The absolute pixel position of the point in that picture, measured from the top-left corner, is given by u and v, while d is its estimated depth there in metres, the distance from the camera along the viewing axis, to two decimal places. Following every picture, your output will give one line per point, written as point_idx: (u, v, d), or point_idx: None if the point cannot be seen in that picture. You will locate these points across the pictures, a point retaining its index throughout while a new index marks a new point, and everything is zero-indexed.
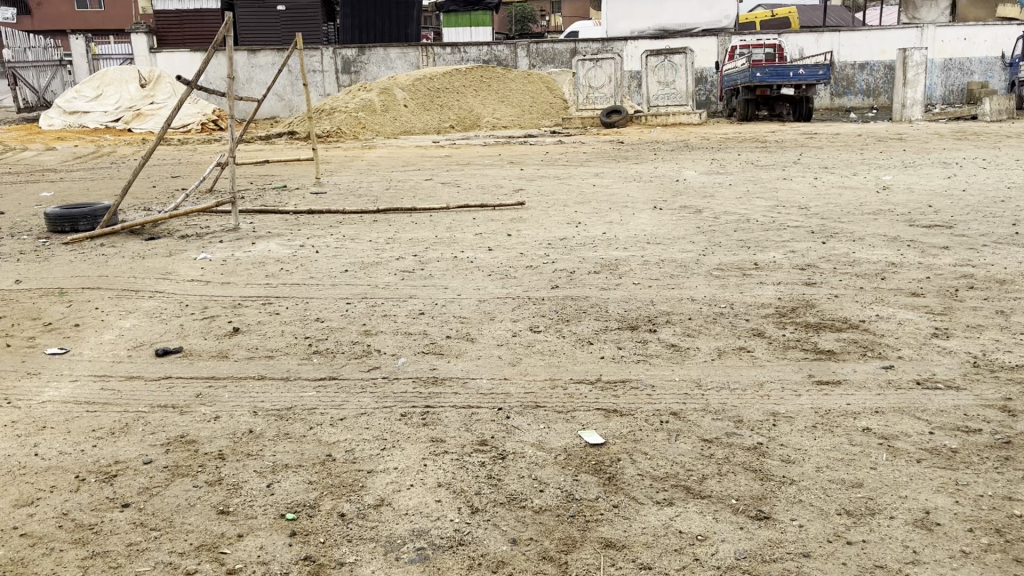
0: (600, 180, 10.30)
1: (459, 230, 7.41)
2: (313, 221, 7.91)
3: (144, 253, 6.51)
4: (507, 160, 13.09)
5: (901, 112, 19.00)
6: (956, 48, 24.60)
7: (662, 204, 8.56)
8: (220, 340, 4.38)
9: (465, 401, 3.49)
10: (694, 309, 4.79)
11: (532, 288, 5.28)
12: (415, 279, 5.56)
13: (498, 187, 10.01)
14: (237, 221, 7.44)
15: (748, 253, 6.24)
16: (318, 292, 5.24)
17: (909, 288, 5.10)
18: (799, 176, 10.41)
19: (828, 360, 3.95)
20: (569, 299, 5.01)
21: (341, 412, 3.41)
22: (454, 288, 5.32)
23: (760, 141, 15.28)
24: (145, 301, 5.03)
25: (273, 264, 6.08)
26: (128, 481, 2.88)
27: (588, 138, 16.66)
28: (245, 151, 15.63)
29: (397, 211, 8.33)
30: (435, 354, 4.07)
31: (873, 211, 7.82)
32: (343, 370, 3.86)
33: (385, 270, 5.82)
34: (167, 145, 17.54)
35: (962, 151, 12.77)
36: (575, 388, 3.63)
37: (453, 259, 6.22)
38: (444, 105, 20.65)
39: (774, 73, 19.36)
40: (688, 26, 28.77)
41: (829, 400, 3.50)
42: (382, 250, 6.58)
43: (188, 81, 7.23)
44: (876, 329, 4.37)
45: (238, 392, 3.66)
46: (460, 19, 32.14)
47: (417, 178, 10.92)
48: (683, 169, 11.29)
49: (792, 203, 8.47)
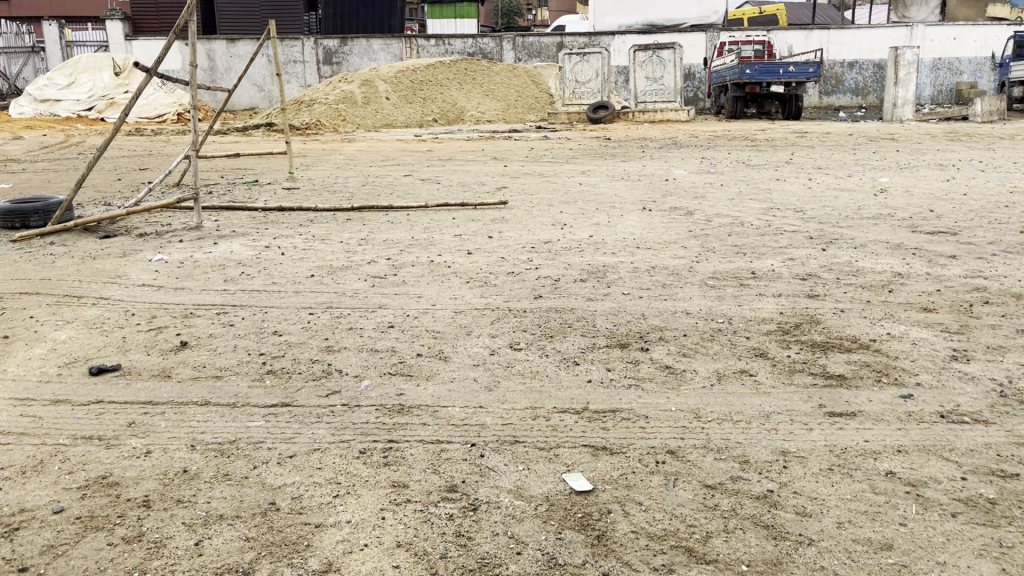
0: (587, 179, 9.90)
1: (437, 231, 7.00)
2: (282, 219, 7.45)
3: (96, 253, 6.05)
4: (491, 155, 12.68)
5: (892, 111, 18.71)
6: (945, 48, 24.41)
7: (652, 204, 8.19)
8: (165, 356, 3.93)
9: (435, 434, 3.07)
10: (687, 323, 4.40)
11: (513, 298, 4.87)
12: (386, 286, 5.14)
13: (480, 184, 9.57)
14: (199, 219, 6.96)
15: (744, 260, 5.86)
16: (280, 300, 4.80)
17: (920, 303, 4.73)
18: (793, 176, 10.06)
19: (840, 388, 3.55)
20: (555, 312, 4.59)
21: (292, 448, 2.98)
22: (428, 297, 4.90)
23: (750, 139, 14.95)
24: (85, 310, 4.56)
25: (234, 266, 5.64)
26: (31, 536, 2.44)
27: (575, 134, 16.25)
28: (220, 143, 15.12)
29: (373, 209, 7.88)
30: (402, 376, 3.65)
31: (872, 215, 7.48)
32: (298, 396, 3.43)
33: (354, 276, 5.39)
34: (140, 136, 16.96)
35: (958, 152, 12.46)
36: (560, 418, 3.23)
37: (429, 263, 5.80)
38: (426, 98, 20.12)
39: (764, 71, 19.12)
40: (676, 21, 28.38)
41: (845, 436, 3.12)
42: (353, 251, 6.16)
43: (146, 69, 6.74)
44: (889, 350, 3.99)
45: (176, 420, 3.22)
46: (445, 10, 31.63)
47: (397, 174, 10.48)
48: (673, 168, 10.91)
49: (787, 205, 8.12)
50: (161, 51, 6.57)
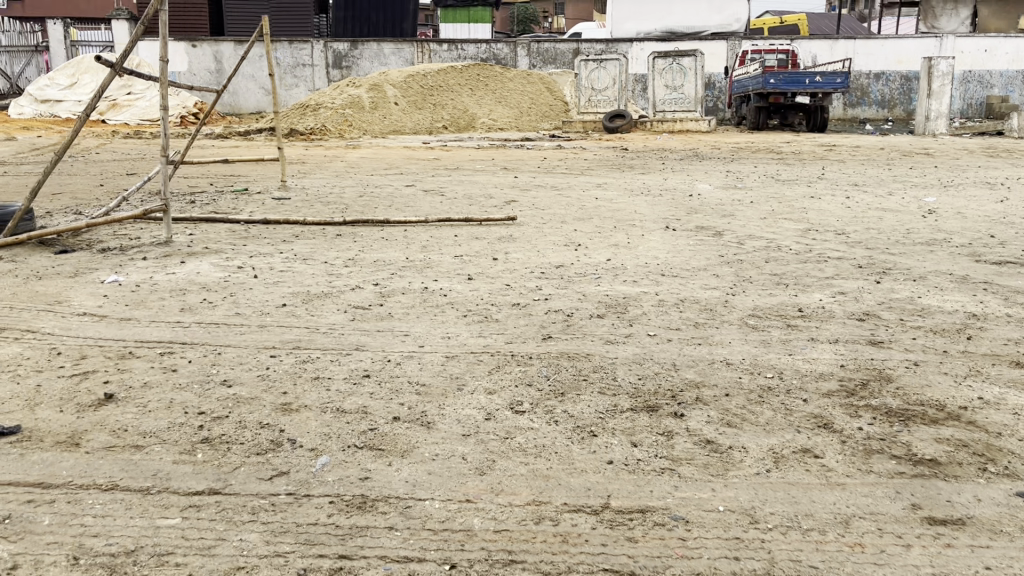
0: (603, 193, 9.10)
1: (436, 250, 6.25)
2: (265, 234, 6.71)
3: (44, 271, 5.30)
4: (501, 165, 11.93)
5: (925, 124, 17.84)
6: (976, 60, 23.52)
7: (676, 223, 7.40)
8: (81, 413, 3.16)
9: (404, 550, 2.28)
10: (729, 379, 3.62)
11: (518, 340, 4.08)
12: (368, 321, 4.37)
13: (487, 197, 8.80)
14: (170, 233, 6.20)
15: (787, 294, 5.07)
16: (239, 339, 4.02)
17: (1010, 356, 3.90)
18: (829, 194, 9.24)
19: (937, 480, 2.75)
20: (567, 359, 3.80)
21: (209, 567, 2.20)
22: (418, 335, 4.14)
23: (775, 151, 14.16)
24: (2, 348, 3.81)
25: (197, 291, 4.89)
26: None
27: (590, 143, 15.50)
28: (217, 148, 14.44)
29: (366, 224, 7.13)
30: (371, 452, 2.86)
31: (925, 240, 6.66)
32: (236, 479, 2.66)
33: (334, 306, 4.65)
34: (137, 138, 16.29)
35: (1001, 169, 11.60)
36: (572, 522, 2.45)
37: (422, 290, 5.04)
38: (437, 104, 19.43)
39: (790, 80, 18.31)
40: (697, 29, 27.63)
41: (957, 560, 2.31)
42: (337, 275, 5.40)
43: (110, 62, 5.98)
44: (987, 422, 3.17)
45: (68, 514, 2.45)
46: (459, 15, 31.00)
47: (398, 184, 9.73)
48: (697, 182, 10.09)
49: (826, 226, 7.32)
50: (128, 44, 5.82)
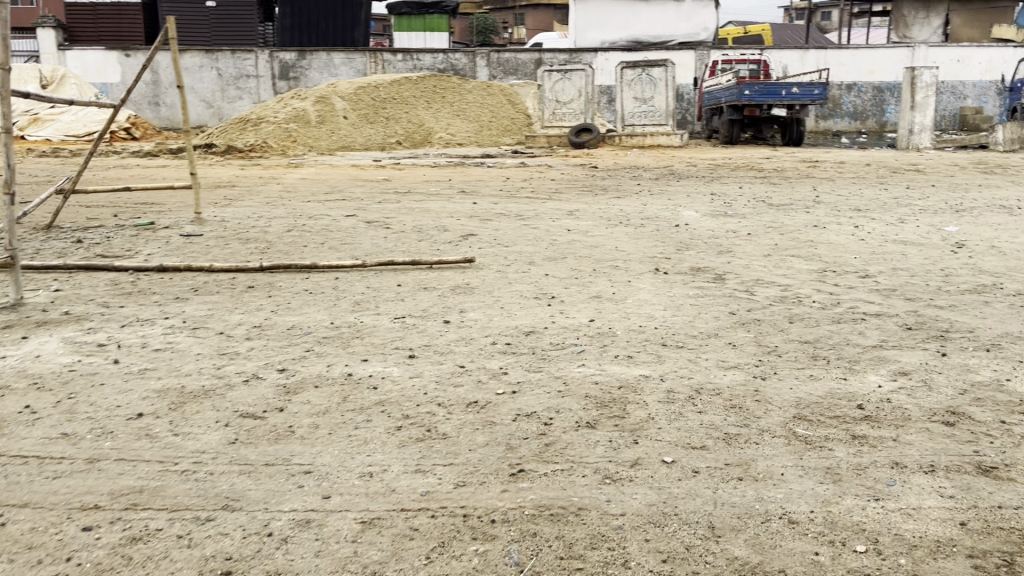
0: (576, 223, 7.84)
1: (372, 308, 4.93)
2: (158, 287, 5.31)
3: None
4: (458, 187, 10.64)
5: (907, 138, 16.95)
6: (949, 71, 22.79)
7: (665, 264, 6.14)
8: None
9: None
10: (804, 560, 2.31)
11: (477, 479, 2.75)
12: (255, 445, 2.99)
13: (440, 229, 7.48)
14: (18, 292, 4.75)
15: (833, 376, 3.81)
16: (42, 496, 2.60)
17: None
18: (836, 221, 8.06)
19: None
20: (549, 523, 2.47)
21: None
22: (325, 474, 2.77)
23: (757, 169, 13.01)
24: None
25: (23, 390, 3.47)
26: None
27: (555, 160, 14.30)
28: (142, 169, 12.95)
29: (288, 269, 5.77)
30: None
31: (971, 286, 5.48)
32: None
33: (214, 415, 3.26)
34: (53, 157, 14.70)
35: (1007, 189, 10.57)
36: None
37: (344, 381, 3.67)
38: (390, 117, 18.10)
39: (764, 92, 17.20)
40: (663, 38, 26.77)
41: None
42: (230, 355, 4.00)
43: None
44: None
45: None
46: (414, 23, 29.66)
47: (336, 213, 8.34)
48: (681, 208, 8.85)
49: (845, 266, 6.12)
50: None
